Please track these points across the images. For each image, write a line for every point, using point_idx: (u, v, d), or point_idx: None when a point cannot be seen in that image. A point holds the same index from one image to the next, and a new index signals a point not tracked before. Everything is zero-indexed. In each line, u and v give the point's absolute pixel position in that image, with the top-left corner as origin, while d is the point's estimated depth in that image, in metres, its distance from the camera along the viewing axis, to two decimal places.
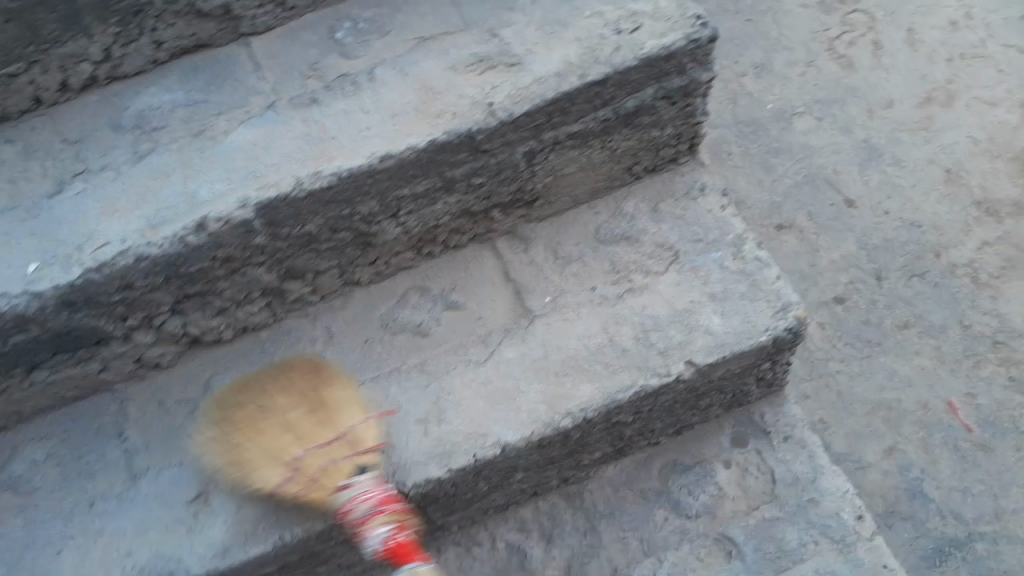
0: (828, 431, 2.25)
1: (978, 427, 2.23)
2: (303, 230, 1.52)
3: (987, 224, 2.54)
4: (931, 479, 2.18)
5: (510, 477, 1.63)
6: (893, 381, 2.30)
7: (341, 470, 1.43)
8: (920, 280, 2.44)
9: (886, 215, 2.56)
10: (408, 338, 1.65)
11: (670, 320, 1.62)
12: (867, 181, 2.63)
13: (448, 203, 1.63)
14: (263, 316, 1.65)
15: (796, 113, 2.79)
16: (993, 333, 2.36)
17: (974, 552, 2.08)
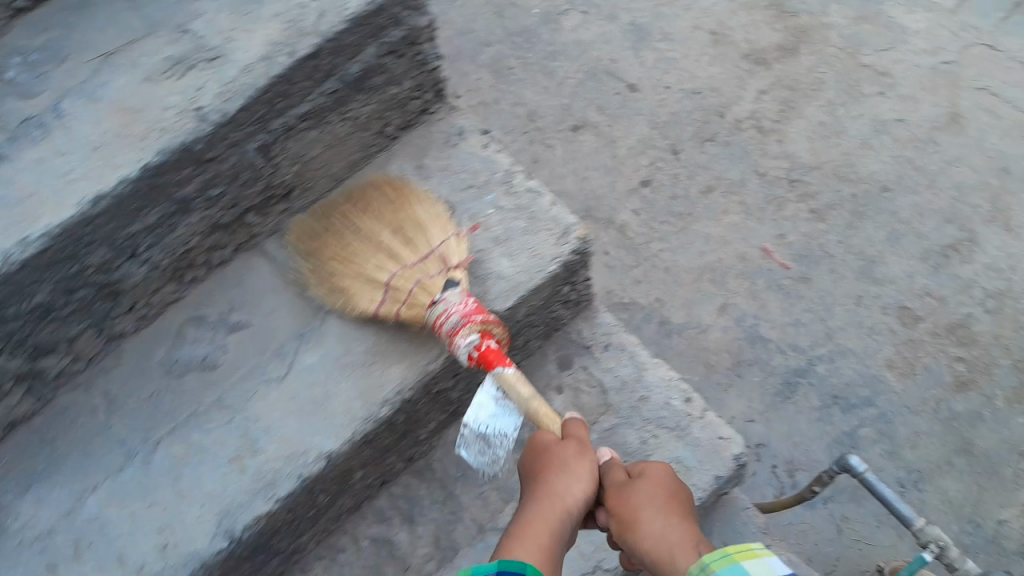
0: (664, 307, 2.36)
1: (794, 263, 2.39)
2: (33, 303, 1.37)
3: (758, 74, 2.71)
4: (766, 321, 2.32)
5: (349, 478, 1.57)
6: (710, 244, 2.44)
7: (436, 285, 1.53)
8: (712, 144, 2.59)
9: (667, 89, 2.70)
10: (196, 377, 1.52)
11: (462, 275, 1.59)
12: (642, 62, 2.75)
13: (191, 222, 1.51)
14: (28, 404, 1.48)
15: (562, 13, 2.86)
16: (788, 173, 2.52)
17: (817, 374, 2.24)
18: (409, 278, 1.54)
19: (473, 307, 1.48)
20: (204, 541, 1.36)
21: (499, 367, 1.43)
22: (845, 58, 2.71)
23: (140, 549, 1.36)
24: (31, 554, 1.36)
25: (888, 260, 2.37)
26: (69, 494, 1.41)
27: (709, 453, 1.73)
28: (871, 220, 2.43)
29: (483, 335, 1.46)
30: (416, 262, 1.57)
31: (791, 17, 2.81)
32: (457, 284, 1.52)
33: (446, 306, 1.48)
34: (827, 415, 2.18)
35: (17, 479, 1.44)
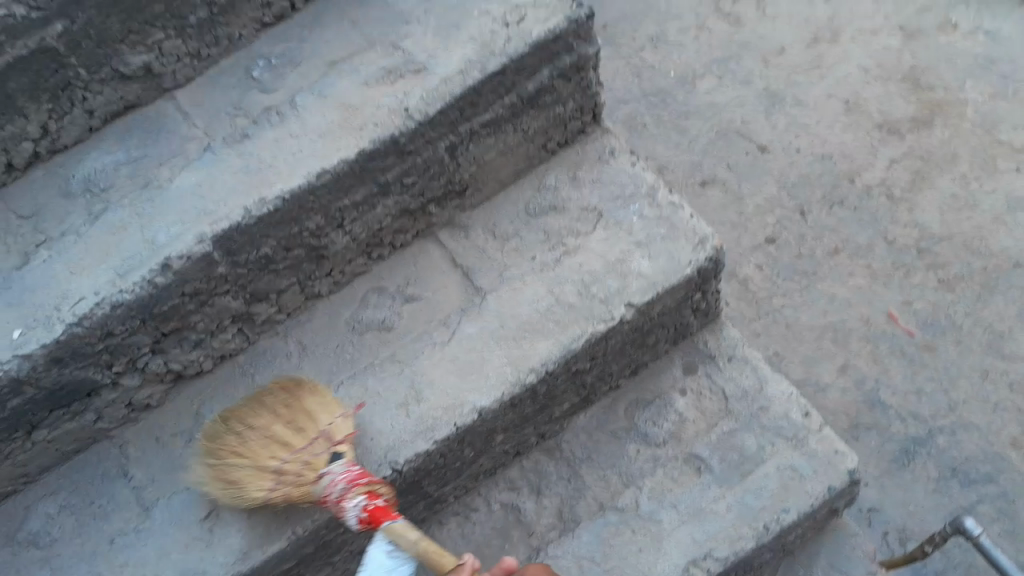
0: (785, 362, 2.49)
1: (919, 330, 2.48)
2: (259, 254, 1.67)
3: (892, 143, 2.81)
4: (886, 386, 2.42)
5: (492, 440, 1.79)
6: (834, 305, 2.55)
7: (370, 390, 1.68)
8: (840, 209, 2.71)
9: (797, 153, 2.83)
10: (374, 335, 1.81)
11: (607, 271, 1.80)
12: (774, 126, 2.89)
13: (388, 204, 1.78)
14: (238, 341, 1.81)
15: (698, 76, 3.05)
16: (917, 243, 2.61)
17: (936, 446, 2.33)
18: (301, 458, 1.60)
19: (361, 476, 1.55)
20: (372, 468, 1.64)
21: (387, 522, 1.51)
22: (982, 135, 2.79)
23: None
24: None
25: (1017, 335, 2.45)
26: None
27: (824, 465, 1.84)
28: (1001, 294, 2.51)
29: (402, 462, 1.60)
30: (312, 439, 1.62)
31: (927, 91, 2.89)
32: (341, 458, 1.58)
33: (330, 478, 1.55)
34: (946, 487, 2.28)
35: (221, 403, 1.79)
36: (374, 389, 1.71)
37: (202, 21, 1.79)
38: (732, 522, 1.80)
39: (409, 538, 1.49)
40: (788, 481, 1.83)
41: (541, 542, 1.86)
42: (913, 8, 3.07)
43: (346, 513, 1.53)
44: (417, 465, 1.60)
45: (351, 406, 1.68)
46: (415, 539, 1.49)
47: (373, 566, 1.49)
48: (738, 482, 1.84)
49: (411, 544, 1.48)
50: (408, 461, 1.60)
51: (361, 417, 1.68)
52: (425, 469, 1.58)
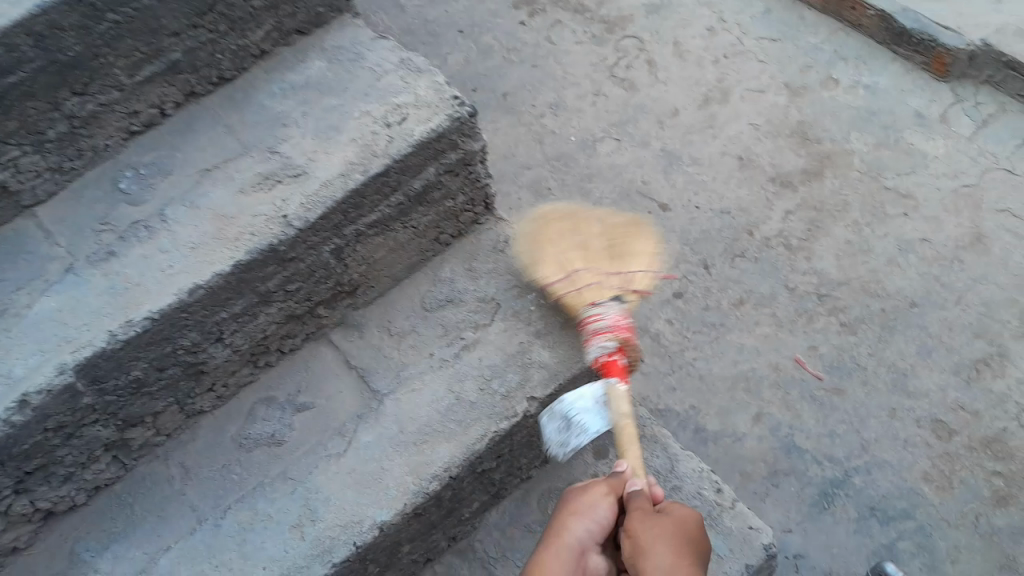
0: (701, 415, 2.49)
1: (827, 373, 2.51)
2: (130, 377, 1.56)
3: (785, 195, 2.88)
4: (801, 432, 2.43)
5: (397, 553, 1.71)
6: (743, 354, 2.57)
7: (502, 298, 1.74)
8: (742, 260, 2.75)
9: (697, 209, 2.88)
10: (265, 451, 1.71)
11: (506, 364, 1.76)
12: (673, 185, 2.95)
13: (271, 313, 1.70)
14: (112, 470, 1.69)
15: (598, 139, 3.09)
16: (816, 290, 2.67)
17: (854, 487, 2.33)
18: (592, 278, 1.76)
19: (624, 325, 1.69)
20: None
21: (613, 379, 1.62)
22: (869, 183, 2.88)
23: None
24: None
25: (920, 372, 2.49)
26: (143, 552, 1.60)
27: (739, 543, 1.80)
28: (902, 334, 2.56)
29: (616, 349, 1.66)
30: (609, 273, 1.78)
31: (815, 143, 3.00)
32: (620, 304, 1.74)
33: (603, 313, 1.70)
34: (865, 528, 2.27)
35: (98, 539, 1.63)
36: (597, 267, 1.78)
37: (62, 135, 1.69)
38: None
39: (618, 403, 1.59)
40: None
41: None
42: (794, 67, 3.21)
43: (592, 344, 1.66)
44: (625, 366, 1.64)
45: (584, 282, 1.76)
46: (620, 412, 1.57)
47: (581, 398, 1.67)
48: None
49: (620, 413, 1.58)
50: (618, 354, 1.65)
51: (618, 298, 1.75)
52: (618, 374, 1.62)
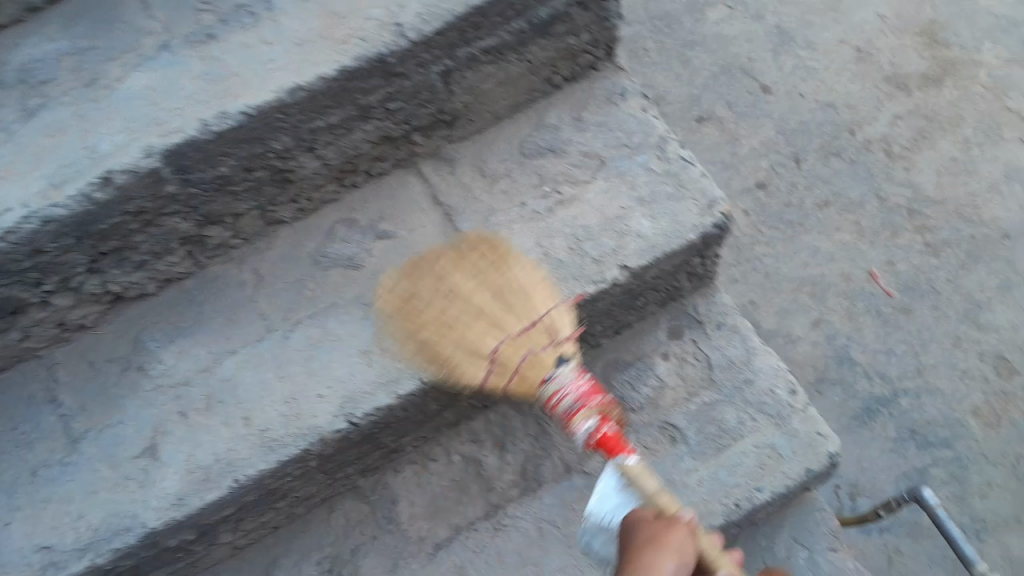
0: (758, 310, 2.38)
1: (898, 292, 2.36)
2: (216, 173, 1.48)
3: (898, 98, 2.64)
4: (858, 345, 2.31)
5: (459, 395, 1.67)
6: (816, 257, 2.42)
7: None
8: (837, 159, 2.55)
9: (801, 98, 2.66)
10: (341, 272, 1.63)
11: (602, 228, 1.65)
12: (780, 67, 2.71)
13: (367, 130, 1.60)
14: (185, 265, 1.63)
15: (708, 5, 2.83)
16: (909, 203, 2.48)
17: (898, 407, 2.24)
18: (516, 351, 1.44)
19: (588, 388, 1.42)
20: (325, 419, 1.49)
21: (620, 456, 1.38)
22: (991, 99, 2.64)
23: (269, 416, 1.50)
24: (170, 399, 1.52)
25: (994, 306, 2.34)
26: (209, 352, 1.57)
27: (804, 447, 1.76)
28: (985, 264, 2.39)
29: (601, 419, 1.40)
30: (523, 329, 1.45)
31: (942, 47, 2.72)
32: (568, 361, 1.45)
33: (560, 385, 1.42)
34: (902, 448, 2.19)
35: (165, 331, 1.60)
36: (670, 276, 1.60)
37: None
38: (702, 497, 1.71)
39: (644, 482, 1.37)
40: (765, 459, 1.74)
41: (502, 499, 1.73)
42: None
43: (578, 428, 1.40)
44: None
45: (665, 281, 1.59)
46: (650, 490, 1.37)
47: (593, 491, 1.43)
48: (714, 455, 1.75)
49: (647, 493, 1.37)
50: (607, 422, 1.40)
51: None
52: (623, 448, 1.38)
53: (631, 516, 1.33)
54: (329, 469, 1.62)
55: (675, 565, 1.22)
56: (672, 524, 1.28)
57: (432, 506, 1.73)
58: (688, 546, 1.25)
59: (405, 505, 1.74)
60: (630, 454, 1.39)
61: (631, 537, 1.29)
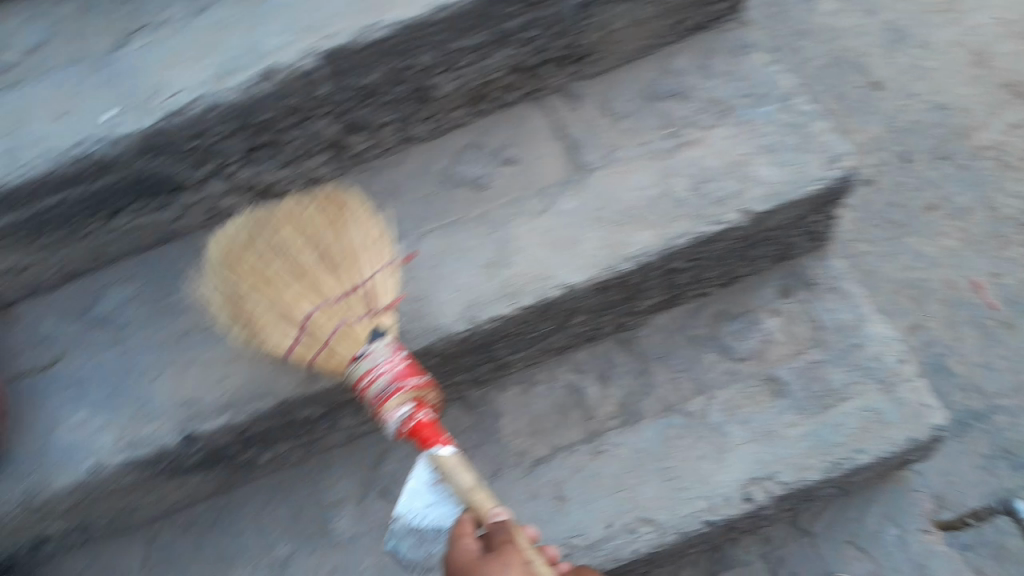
0: None
1: (1002, 306, 2.21)
2: (364, 82, 1.53)
3: (1015, 105, 2.44)
4: (955, 356, 2.16)
5: (571, 319, 1.71)
6: (919, 262, 2.26)
7: None
8: (945, 163, 2.37)
9: (914, 96, 2.46)
10: (467, 190, 1.70)
11: (724, 172, 1.63)
12: (896, 62, 2.51)
13: (499, 58, 1.65)
14: (326, 171, 1.70)
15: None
16: (1019, 216, 2.29)
17: (994, 423, 2.09)
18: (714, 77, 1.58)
19: (405, 369, 1.43)
20: (452, 318, 1.57)
21: None
22: None
23: (397, 310, 1.59)
24: None
25: None
26: None
27: (909, 415, 1.76)
28: None
29: None
30: (342, 295, 1.51)
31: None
32: (385, 336, 1.48)
33: (372, 365, 1.43)
34: (992, 464, 2.06)
35: None
36: None
37: None
38: (803, 451, 1.73)
39: (460, 474, 1.37)
40: (869, 423, 1.75)
41: (601, 427, 1.78)
42: None
43: None
44: None
45: None
46: (464, 484, 1.37)
47: None
48: (817, 413, 1.76)
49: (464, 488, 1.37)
50: None
51: None
52: None
53: (458, 549, 1.36)
54: (445, 372, 1.69)
55: None
56: (505, 560, 1.30)
57: (535, 424, 1.80)
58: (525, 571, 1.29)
59: (508, 421, 1.81)
60: None
61: (484, 565, 1.31)
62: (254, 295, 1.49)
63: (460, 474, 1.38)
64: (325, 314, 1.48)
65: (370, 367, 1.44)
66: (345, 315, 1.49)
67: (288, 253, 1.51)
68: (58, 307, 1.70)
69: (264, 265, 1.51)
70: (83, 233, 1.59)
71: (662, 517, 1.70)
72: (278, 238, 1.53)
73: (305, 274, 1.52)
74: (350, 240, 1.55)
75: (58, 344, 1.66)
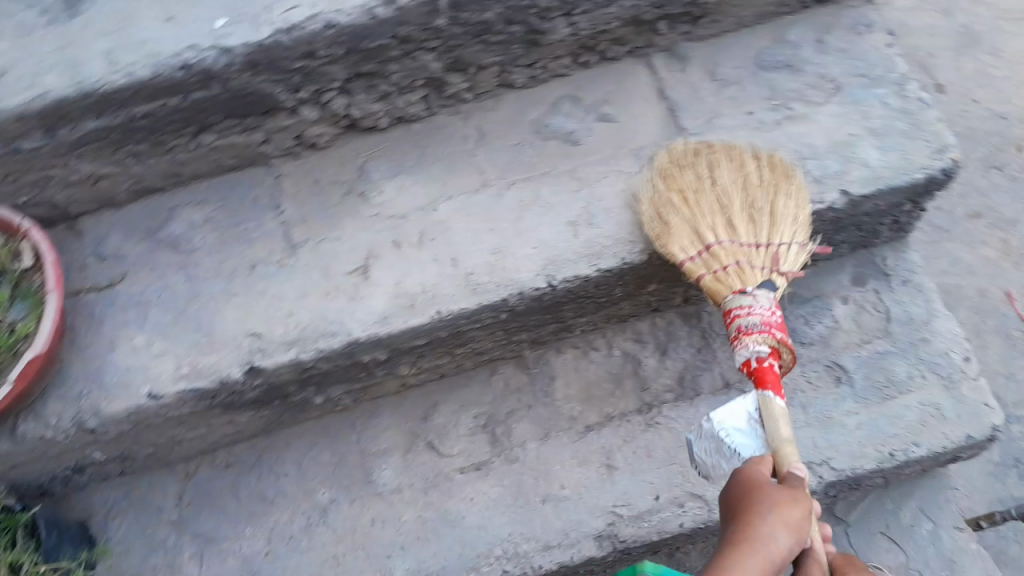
0: None
1: None
2: (480, 19, 1.46)
3: None
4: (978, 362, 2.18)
5: (643, 288, 1.71)
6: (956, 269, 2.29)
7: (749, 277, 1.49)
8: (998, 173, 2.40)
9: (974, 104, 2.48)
10: (558, 145, 1.66)
11: (830, 150, 1.60)
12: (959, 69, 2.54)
13: (623, 6, 1.57)
14: (418, 108, 1.65)
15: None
16: None
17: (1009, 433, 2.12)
18: (736, 255, 1.51)
19: (776, 323, 1.44)
20: (528, 275, 1.54)
21: (770, 391, 1.42)
22: None
23: (474, 260, 1.56)
24: (385, 228, 1.59)
25: None
26: (426, 193, 1.62)
27: (967, 413, 1.75)
28: None
29: (771, 351, 1.44)
30: (741, 245, 1.52)
31: None
32: (771, 288, 1.47)
33: (753, 303, 1.45)
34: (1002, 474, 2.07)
35: (390, 164, 1.65)
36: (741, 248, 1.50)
37: None
38: (859, 440, 1.74)
39: (780, 424, 1.39)
40: (928, 418, 1.74)
41: (655, 400, 1.77)
42: None
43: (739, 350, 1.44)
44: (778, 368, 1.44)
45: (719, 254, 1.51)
46: (781, 435, 1.39)
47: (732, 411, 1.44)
48: (876, 403, 1.76)
49: (776, 438, 1.39)
50: (773, 356, 1.44)
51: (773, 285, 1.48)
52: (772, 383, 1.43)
53: (748, 468, 1.34)
54: (510, 328, 1.68)
55: (789, 538, 1.25)
56: (795, 499, 1.28)
57: (586, 391, 1.79)
58: (808, 519, 1.28)
59: (561, 384, 1.80)
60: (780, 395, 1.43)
61: (739, 490, 1.33)
62: (661, 211, 1.55)
63: (775, 422, 1.40)
64: (726, 247, 1.51)
65: (747, 304, 1.45)
66: None
67: (726, 195, 1.56)
68: (126, 227, 1.63)
69: (699, 191, 1.55)
70: (166, 147, 1.53)
71: (710, 495, 1.67)
72: (707, 184, 1.57)
73: (704, 214, 1.54)
74: (781, 211, 1.53)
75: (122, 266, 1.58)
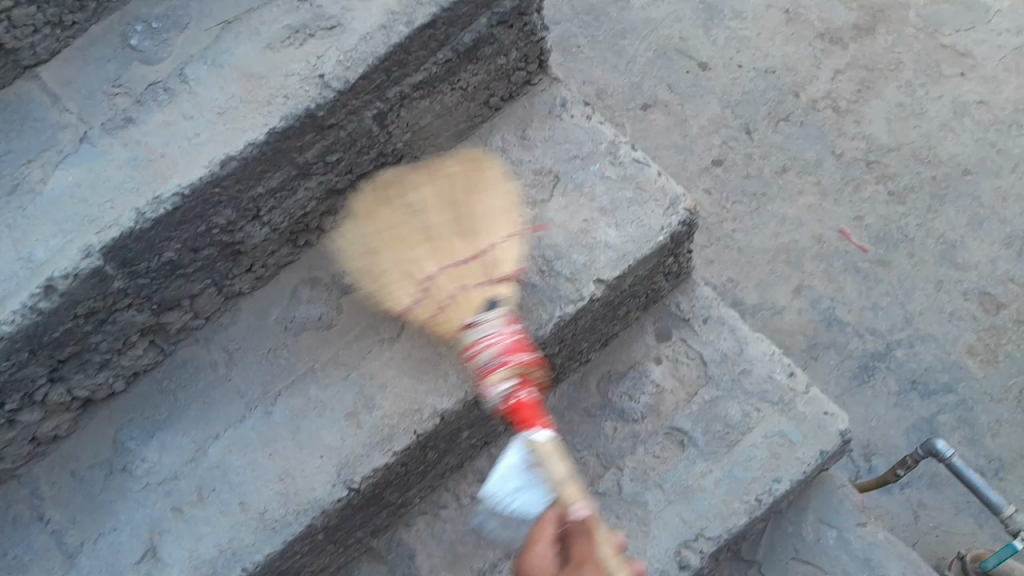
0: (739, 288, 2.35)
1: (872, 245, 2.37)
2: (163, 260, 1.42)
3: (834, 54, 2.64)
4: (843, 304, 2.31)
5: (456, 438, 1.60)
6: (785, 226, 2.41)
7: (473, 299, 1.48)
8: (786, 124, 2.53)
9: (740, 69, 2.62)
10: (312, 334, 1.56)
11: (570, 244, 1.61)
12: (714, 41, 2.66)
13: (308, 188, 1.56)
14: (152, 355, 1.53)
15: None
16: (865, 156, 2.48)
17: (895, 360, 2.24)
18: (450, 285, 1.50)
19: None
20: (325, 490, 1.41)
21: (530, 429, 1.41)
22: (924, 39, 2.65)
23: (265, 496, 1.41)
24: (161, 496, 1.43)
25: (970, 244, 2.36)
26: (192, 440, 1.47)
27: (813, 429, 1.71)
28: (951, 203, 2.41)
29: (519, 383, 1.42)
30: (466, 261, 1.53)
31: None
32: (499, 309, 1.47)
33: (485, 335, 1.42)
34: (905, 401, 2.20)
35: (143, 426, 1.50)
36: (457, 270, 1.51)
37: None
38: (723, 498, 1.65)
39: (552, 465, 1.40)
40: (777, 449, 1.69)
41: (521, 536, 1.67)
42: None
43: (492, 389, 1.39)
44: (534, 399, 1.42)
45: (466, 298, 1.49)
46: (555, 476, 1.40)
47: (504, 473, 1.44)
48: (725, 454, 1.69)
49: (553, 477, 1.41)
50: (522, 388, 1.41)
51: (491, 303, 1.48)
52: (536, 421, 1.41)
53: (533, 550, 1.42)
54: (338, 537, 1.54)
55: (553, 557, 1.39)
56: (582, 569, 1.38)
57: (451, 554, 1.67)
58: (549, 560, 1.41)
59: (423, 557, 1.68)
60: (543, 429, 1.41)
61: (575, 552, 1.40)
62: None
63: (551, 462, 1.41)
64: (446, 276, 1.50)
65: (479, 337, 1.43)
66: (466, 280, 1.50)
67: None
68: None
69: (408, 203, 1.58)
70: None
71: None
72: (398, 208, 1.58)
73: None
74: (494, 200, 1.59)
75: None
